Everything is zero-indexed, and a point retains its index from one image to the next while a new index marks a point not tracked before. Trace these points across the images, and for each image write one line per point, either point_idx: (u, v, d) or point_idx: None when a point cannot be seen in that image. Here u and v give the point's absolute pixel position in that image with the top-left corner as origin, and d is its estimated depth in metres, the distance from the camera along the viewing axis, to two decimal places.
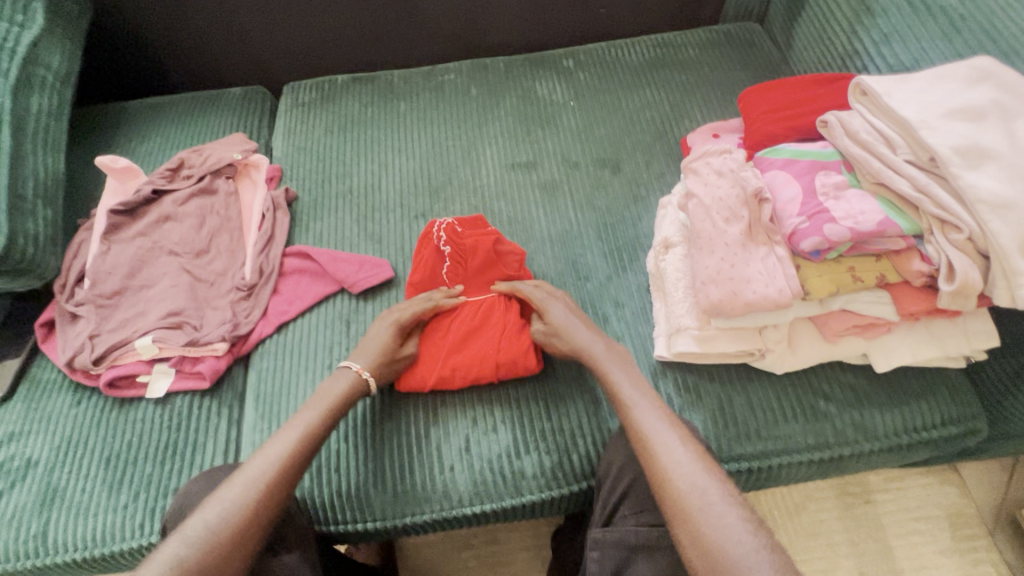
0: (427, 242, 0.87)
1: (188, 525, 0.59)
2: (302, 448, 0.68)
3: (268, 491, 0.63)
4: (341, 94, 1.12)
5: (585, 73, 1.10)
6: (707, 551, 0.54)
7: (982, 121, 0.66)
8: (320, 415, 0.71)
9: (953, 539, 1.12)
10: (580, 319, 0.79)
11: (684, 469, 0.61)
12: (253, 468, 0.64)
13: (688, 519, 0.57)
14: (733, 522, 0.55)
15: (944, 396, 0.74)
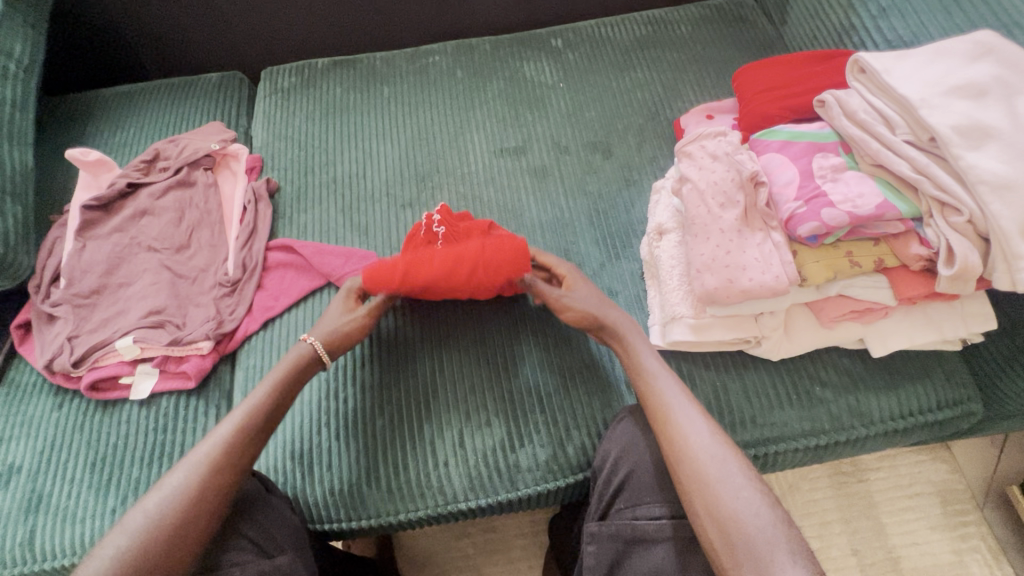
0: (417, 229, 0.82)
1: (134, 513, 0.60)
2: (247, 428, 0.67)
3: (211, 473, 0.62)
4: (322, 79, 1.08)
5: (575, 53, 1.07)
6: (725, 525, 0.56)
7: (984, 98, 0.64)
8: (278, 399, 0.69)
9: (943, 514, 1.14)
10: (595, 292, 0.76)
11: (702, 445, 0.61)
12: (198, 451, 0.64)
13: (706, 494, 0.58)
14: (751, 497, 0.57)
15: (940, 379, 0.73)
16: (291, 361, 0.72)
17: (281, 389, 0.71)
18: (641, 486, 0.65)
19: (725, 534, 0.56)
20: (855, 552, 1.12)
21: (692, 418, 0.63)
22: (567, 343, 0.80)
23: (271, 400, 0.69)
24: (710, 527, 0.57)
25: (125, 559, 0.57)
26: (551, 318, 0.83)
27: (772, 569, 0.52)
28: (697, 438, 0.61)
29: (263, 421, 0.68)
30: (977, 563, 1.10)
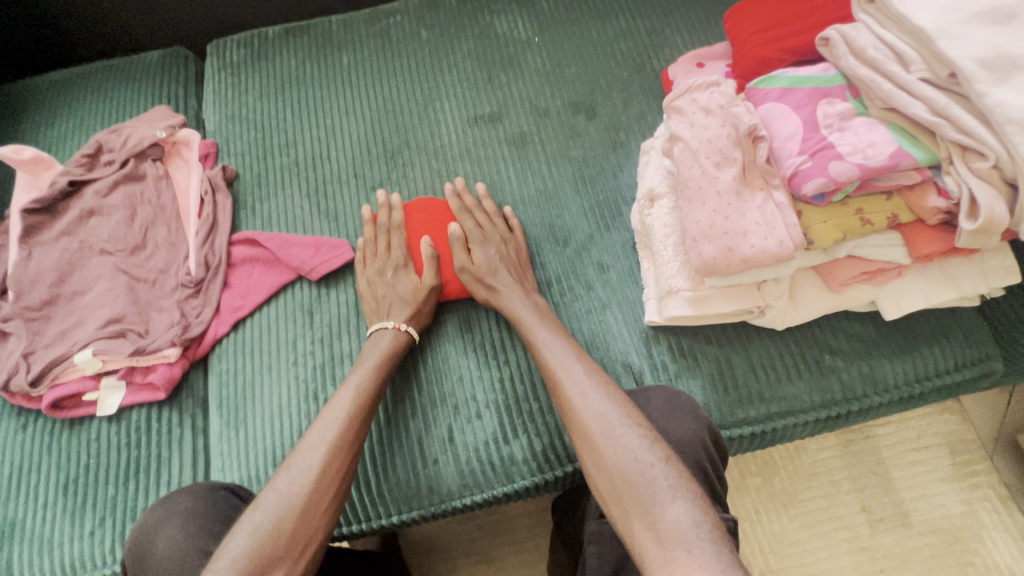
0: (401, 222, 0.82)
1: (268, 492, 0.59)
2: (345, 438, 0.63)
3: (298, 522, 0.58)
4: (274, 50, 0.98)
5: (550, 2, 0.97)
6: (609, 473, 0.57)
7: (1010, 23, 0.56)
8: (374, 376, 0.69)
9: (954, 464, 1.12)
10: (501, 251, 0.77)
11: (594, 406, 0.61)
12: (277, 499, 0.59)
13: (592, 448, 0.59)
14: (631, 445, 0.57)
15: (958, 339, 0.68)
16: (384, 350, 0.71)
17: (370, 386, 0.68)
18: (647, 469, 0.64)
19: (610, 483, 0.57)
20: (864, 508, 1.10)
21: (597, 400, 0.61)
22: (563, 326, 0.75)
23: (375, 386, 0.68)
24: (598, 479, 0.58)
25: (269, 539, 0.56)
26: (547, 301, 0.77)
27: (655, 509, 0.53)
28: (588, 401, 0.62)
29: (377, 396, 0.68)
30: (987, 512, 1.08)
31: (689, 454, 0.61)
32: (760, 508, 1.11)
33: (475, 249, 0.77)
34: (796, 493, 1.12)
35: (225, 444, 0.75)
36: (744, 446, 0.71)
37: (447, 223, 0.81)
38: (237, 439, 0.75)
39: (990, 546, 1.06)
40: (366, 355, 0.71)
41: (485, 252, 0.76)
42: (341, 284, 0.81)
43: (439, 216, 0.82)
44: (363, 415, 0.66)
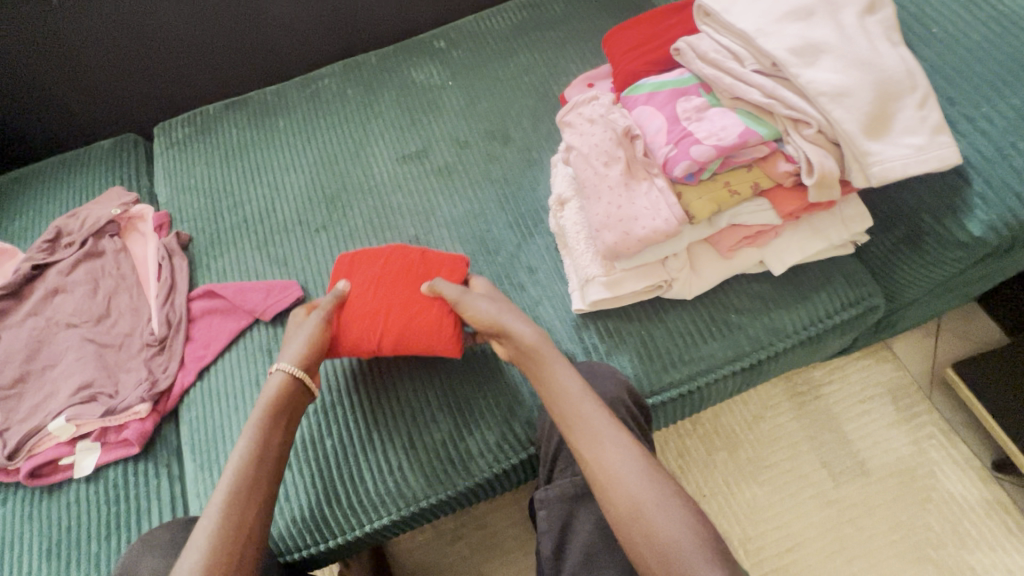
0: (354, 267, 0.81)
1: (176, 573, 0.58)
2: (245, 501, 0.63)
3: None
4: (216, 124, 1.08)
5: (459, 50, 1.09)
6: (659, 547, 0.55)
7: (812, 18, 0.69)
8: (261, 424, 0.68)
9: (897, 409, 1.21)
10: (505, 303, 0.76)
11: (635, 485, 0.59)
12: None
13: (644, 518, 0.57)
14: (676, 524, 0.56)
15: (840, 283, 0.78)
16: (273, 395, 0.71)
17: (271, 442, 0.68)
18: None
19: (659, 556, 0.55)
20: (825, 464, 1.17)
21: (636, 471, 0.60)
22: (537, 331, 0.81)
23: (268, 438, 0.67)
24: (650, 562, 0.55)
25: None
26: None
27: None
28: (626, 476, 0.60)
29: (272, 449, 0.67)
30: (935, 448, 1.16)
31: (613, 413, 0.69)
32: (728, 479, 1.17)
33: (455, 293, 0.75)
34: (760, 460, 1.18)
35: (201, 486, 0.79)
36: (676, 408, 0.79)
37: (412, 275, 0.79)
38: (212, 480, 0.79)
39: (943, 481, 1.13)
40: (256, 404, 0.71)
41: (477, 302, 0.74)
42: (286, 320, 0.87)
43: (399, 266, 0.80)
44: (260, 471, 0.65)
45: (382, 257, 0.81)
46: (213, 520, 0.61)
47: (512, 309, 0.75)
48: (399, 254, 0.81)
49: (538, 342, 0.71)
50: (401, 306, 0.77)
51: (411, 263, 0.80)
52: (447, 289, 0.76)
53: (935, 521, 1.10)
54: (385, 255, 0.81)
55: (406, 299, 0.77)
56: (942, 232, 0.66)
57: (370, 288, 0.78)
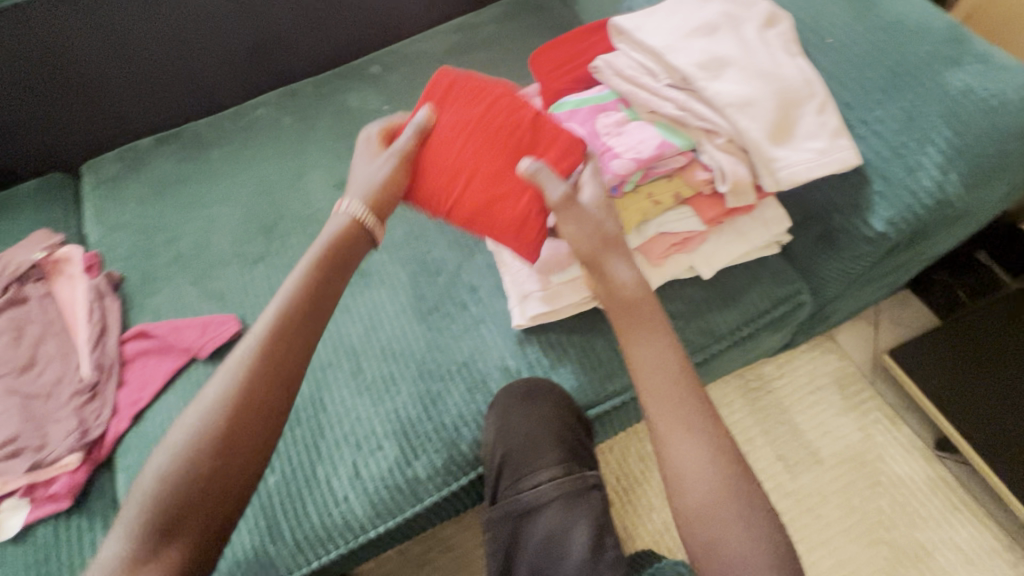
0: (450, 100, 0.76)
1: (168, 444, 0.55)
2: (244, 401, 0.56)
3: (177, 515, 0.52)
4: (147, 159, 1.06)
5: (394, 74, 1.10)
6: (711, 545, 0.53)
7: (717, 34, 0.73)
8: (279, 323, 0.60)
9: (844, 398, 1.25)
10: (611, 220, 0.68)
11: (704, 479, 0.55)
12: (152, 486, 0.53)
13: (702, 516, 0.54)
14: (752, 544, 0.52)
15: (768, 282, 0.80)
16: (304, 272, 0.63)
17: (281, 340, 0.59)
18: (519, 461, 0.77)
19: (710, 552, 0.53)
20: (781, 456, 1.20)
21: (708, 463, 0.56)
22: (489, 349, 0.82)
23: (284, 327, 0.60)
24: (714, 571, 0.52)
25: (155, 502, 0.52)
26: (439, 327, 0.84)
27: None
28: (711, 483, 0.55)
29: (286, 344, 0.59)
30: (881, 432, 1.21)
31: (550, 430, 0.78)
32: None
33: (541, 173, 0.68)
34: None
35: None
36: (619, 415, 0.80)
37: (511, 139, 0.73)
38: None
39: (891, 463, 1.17)
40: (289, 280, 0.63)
41: (591, 197, 0.68)
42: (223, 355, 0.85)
43: (498, 127, 0.73)
44: (264, 369, 0.58)
45: (489, 106, 0.75)
46: (210, 410, 0.56)
47: (620, 244, 0.67)
48: (511, 110, 0.74)
49: (643, 294, 0.65)
50: (488, 175, 0.72)
51: (522, 125, 0.73)
52: (542, 169, 0.69)
53: (886, 503, 1.14)
54: (488, 100, 0.75)
55: (500, 167, 0.73)
56: (851, 229, 0.69)
57: (446, 138, 0.74)
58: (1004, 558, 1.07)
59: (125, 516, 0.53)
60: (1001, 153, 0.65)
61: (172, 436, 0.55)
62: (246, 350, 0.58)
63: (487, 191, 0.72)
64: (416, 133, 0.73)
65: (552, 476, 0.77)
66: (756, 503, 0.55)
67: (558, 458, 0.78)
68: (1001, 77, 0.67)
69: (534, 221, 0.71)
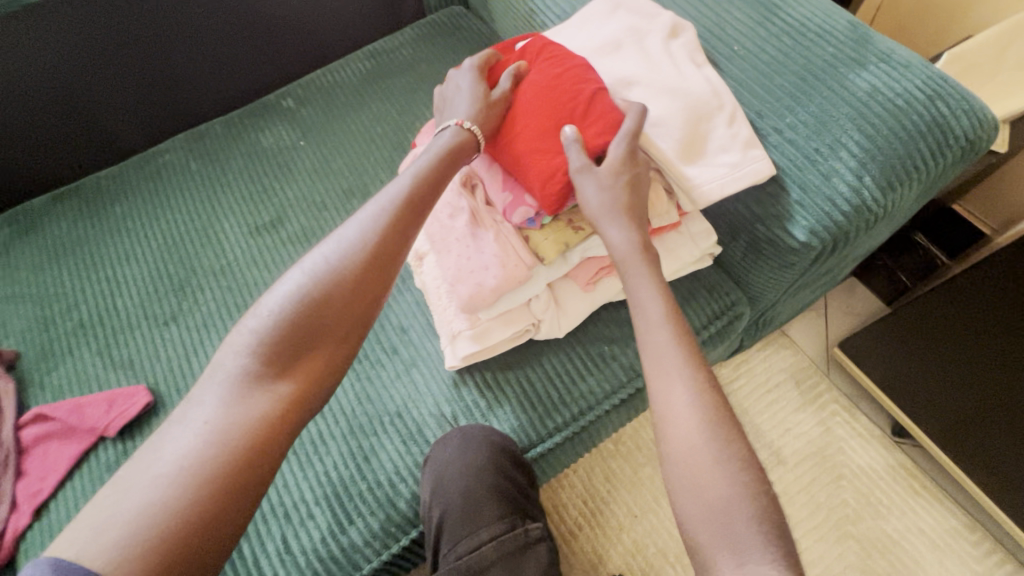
0: (556, 60, 0.70)
1: (230, 351, 0.52)
2: (301, 326, 0.52)
3: (284, 348, 0.52)
4: (42, 220, 0.97)
5: (308, 108, 1.05)
6: (695, 487, 0.47)
7: (621, 50, 0.72)
8: (360, 253, 0.56)
9: (801, 393, 1.24)
10: (619, 194, 0.62)
11: (683, 420, 0.50)
12: (261, 318, 0.52)
13: (683, 459, 0.49)
14: (730, 484, 0.46)
15: (703, 296, 0.77)
16: (395, 195, 0.61)
17: (348, 271, 0.55)
18: (457, 522, 0.72)
19: (697, 497, 0.47)
20: None
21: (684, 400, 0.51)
22: (424, 392, 0.77)
23: (363, 250, 0.56)
24: (692, 512, 0.47)
25: (207, 404, 0.49)
26: (369, 376, 0.79)
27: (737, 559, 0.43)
28: (693, 414, 0.50)
29: (347, 282, 0.55)
30: (840, 424, 1.20)
31: (487, 480, 0.75)
32: (656, 495, 1.16)
33: (573, 147, 0.64)
34: None
35: None
36: (564, 452, 0.76)
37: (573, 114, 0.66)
38: None
39: (852, 455, 1.17)
40: (382, 196, 0.61)
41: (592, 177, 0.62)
42: (131, 431, 0.78)
43: (559, 95, 0.67)
44: (328, 299, 0.54)
45: (562, 72, 0.68)
46: (275, 327, 0.52)
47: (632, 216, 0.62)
48: (576, 79, 0.67)
49: (630, 253, 0.61)
50: (540, 132, 0.66)
51: (582, 97, 0.66)
52: (574, 148, 0.64)
53: (851, 496, 1.13)
54: (575, 62, 0.69)
55: (550, 127, 0.66)
56: (776, 239, 0.67)
57: (529, 95, 0.69)
58: (967, 539, 1.08)
59: (229, 346, 0.52)
60: (913, 150, 0.63)
61: (292, 275, 0.55)
62: (318, 274, 0.55)
63: (538, 141, 0.66)
64: (512, 80, 0.72)
65: (493, 534, 0.72)
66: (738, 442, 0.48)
67: (500, 513, 0.75)
68: (907, 74, 0.66)
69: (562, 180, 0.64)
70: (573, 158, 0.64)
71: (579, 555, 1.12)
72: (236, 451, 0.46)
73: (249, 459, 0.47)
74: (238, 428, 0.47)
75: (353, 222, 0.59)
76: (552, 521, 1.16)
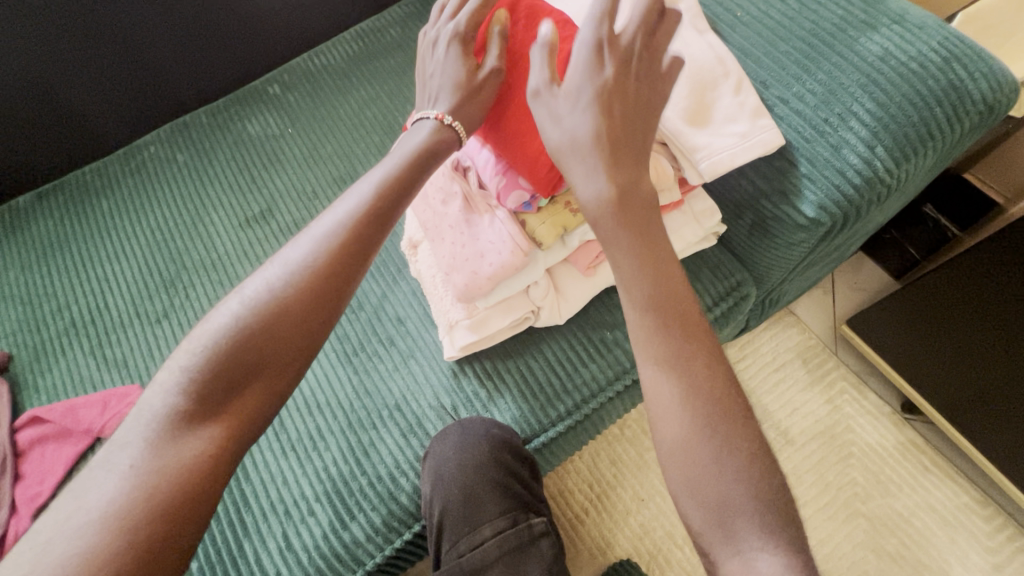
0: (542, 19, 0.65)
1: (160, 381, 0.48)
2: (229, 366, 0.47)
3: (217, 386, 0.47)
4: (28, 218, 0.95)
5: (295, 93, 1.01)
6: (694, 478, 0.42)
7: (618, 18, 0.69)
8: (298, 286, 0.50)
9: (809, 371, 1.22)
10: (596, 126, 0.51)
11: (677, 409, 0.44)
12: (193, 352, 0.48)
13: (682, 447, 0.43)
14: (732, 479, 0.42)
15: (708, 276, 0.73)
16: (342, 215, 0.53)
17: (285, 306, 0.49)
18: (458, 519, 0.71)
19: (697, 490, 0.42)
20: None
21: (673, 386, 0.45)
22: (423, 383, 0.76)
23: (301, 282, 0.50)
24: (688, 503, 0.43)
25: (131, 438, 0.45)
26: (366, 369, 0.78)
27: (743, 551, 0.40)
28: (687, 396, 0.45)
29: (283, 316, 0.49)
30: (848, 402, 1.19)
31: (488, 474, 0.73)
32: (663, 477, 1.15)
33: (541, 69, 0.54)
34: None
35: None
36: (567, 441, 0.74)
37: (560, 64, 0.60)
38: None
39: (861, 433, 1.16)
40: (333, 212, 0.54)
41: (563, 106, 0.52)
42: None
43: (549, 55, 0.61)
44: (263, 336, 0.48)
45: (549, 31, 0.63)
46: (206, 363, 0.47)
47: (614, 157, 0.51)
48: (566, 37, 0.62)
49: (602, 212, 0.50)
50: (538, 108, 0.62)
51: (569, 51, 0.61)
52: (542, 71, 0.54)
53: (859, 474, 1.12)
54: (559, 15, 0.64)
55: None
56: (782, 216, 0.64)
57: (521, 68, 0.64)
58: (979, 514, 1.07)
59: (163, 376, 0.48)
60: (928, 116, 0.60)
61: (232, 300, 0.50)
62: (255, 304, 0.49)
63: (517, 121, 0.64)
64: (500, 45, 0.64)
65: (496, 530, 0.72)
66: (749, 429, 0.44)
67: (500, 509, 0.74)
68: (922, 36, 0.62)
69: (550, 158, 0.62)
70: (536, 83, 0.54)
71: (586, 539, 1.12)
72: (161, 499, 0.43)
73: (174, 506, 0.43)
74: (157, 480, 0.43)
75: (299, 242, 0.52)
76: (558, 505, 1.15)
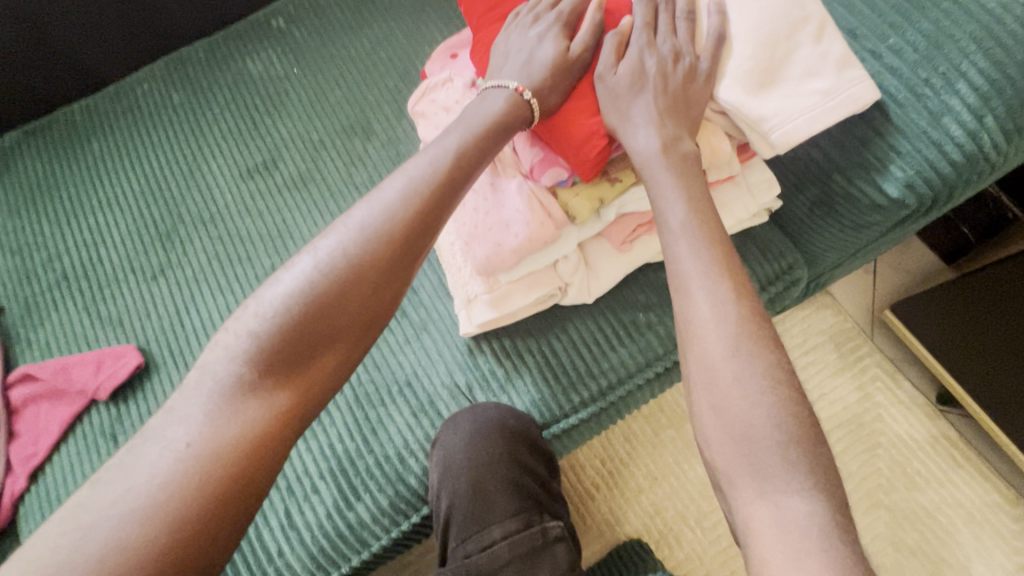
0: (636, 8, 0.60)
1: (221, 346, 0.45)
2: (303, 331, 0.45)
3: (286, 353, 0.45)
4: (13, 160, 0.88)
5: (300, 29, 0.91)
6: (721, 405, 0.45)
7: None
8: (378, 246, 0.48)
9: (841, 357, 1.15)
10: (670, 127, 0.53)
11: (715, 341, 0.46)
12: (262, 313, 0.45)
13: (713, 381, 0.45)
14: (765, 413, 0.43)
15: (756, 257, 0.63)
16: (421, 174, 0.50)
17: (365, 269, 0.47)
18: (466, 515, 0.69)
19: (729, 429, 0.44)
20: None
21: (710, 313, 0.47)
22: (436, 360, 0.70)
23: (381, 244, 0.48)
24: (714, 438, 0.45)
25: (185, 410, 0.43)
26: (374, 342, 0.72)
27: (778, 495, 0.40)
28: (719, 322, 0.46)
29: (363, 281, 0.47)
30: (880, 390, 1.12)
31: (500, 471, 0.72)
32: (678, 457, 1.11)
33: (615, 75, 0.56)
34: None
35: None
36: (587, 430, 0.69)
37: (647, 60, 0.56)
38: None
39: (891, 423, 1.10)
40: (409, 170, 0.51)
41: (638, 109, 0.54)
42: (122, 394, 0.72)
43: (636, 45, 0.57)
44: (338, 301, 0.46)
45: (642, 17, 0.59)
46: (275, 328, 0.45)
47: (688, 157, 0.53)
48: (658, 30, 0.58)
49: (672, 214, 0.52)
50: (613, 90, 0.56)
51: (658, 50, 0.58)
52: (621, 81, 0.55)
53: (885, 466, 1.07)
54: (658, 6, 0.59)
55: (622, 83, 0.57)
56: (855, 192, 0.56)
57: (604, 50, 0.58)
58: (1007, 513, 1.02)
59: (223, 340, 0.45)
60: None
61: (304, 259, 0.48)
62: (332, 266, 0.47)
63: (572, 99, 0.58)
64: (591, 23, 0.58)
65: (506, 533, 0.68)
66: (783, 385, 0.44)
67: (512, 509, 0.71)
68: None
69: (600, 142, 0.55)
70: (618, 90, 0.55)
71: (595, 515, 1.09)
72: (199, 473, 0.40)
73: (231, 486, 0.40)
74: (220, 452, 0.41)
75: (375, 199, 0.50)
76: (570, 479, 1.12)
